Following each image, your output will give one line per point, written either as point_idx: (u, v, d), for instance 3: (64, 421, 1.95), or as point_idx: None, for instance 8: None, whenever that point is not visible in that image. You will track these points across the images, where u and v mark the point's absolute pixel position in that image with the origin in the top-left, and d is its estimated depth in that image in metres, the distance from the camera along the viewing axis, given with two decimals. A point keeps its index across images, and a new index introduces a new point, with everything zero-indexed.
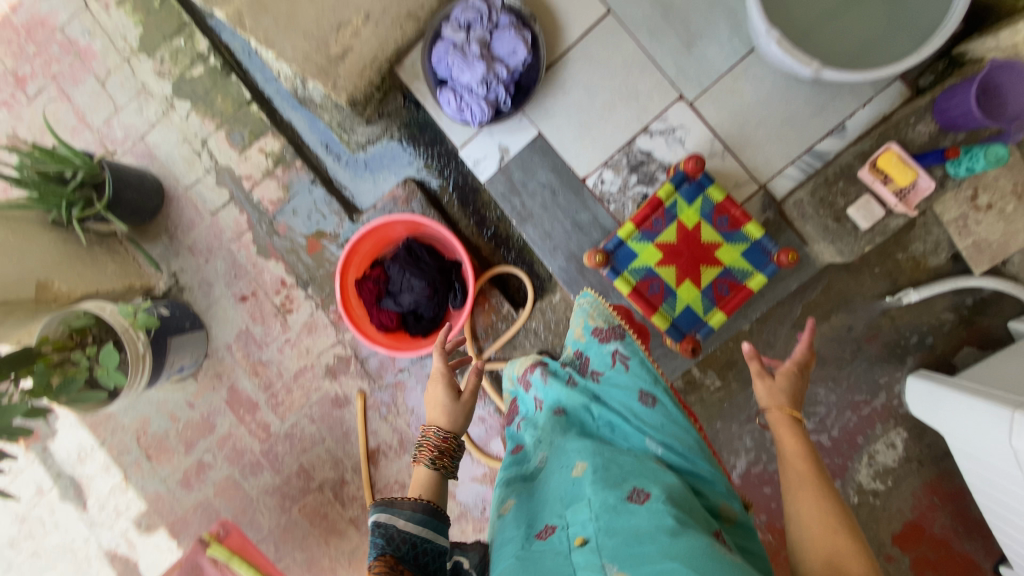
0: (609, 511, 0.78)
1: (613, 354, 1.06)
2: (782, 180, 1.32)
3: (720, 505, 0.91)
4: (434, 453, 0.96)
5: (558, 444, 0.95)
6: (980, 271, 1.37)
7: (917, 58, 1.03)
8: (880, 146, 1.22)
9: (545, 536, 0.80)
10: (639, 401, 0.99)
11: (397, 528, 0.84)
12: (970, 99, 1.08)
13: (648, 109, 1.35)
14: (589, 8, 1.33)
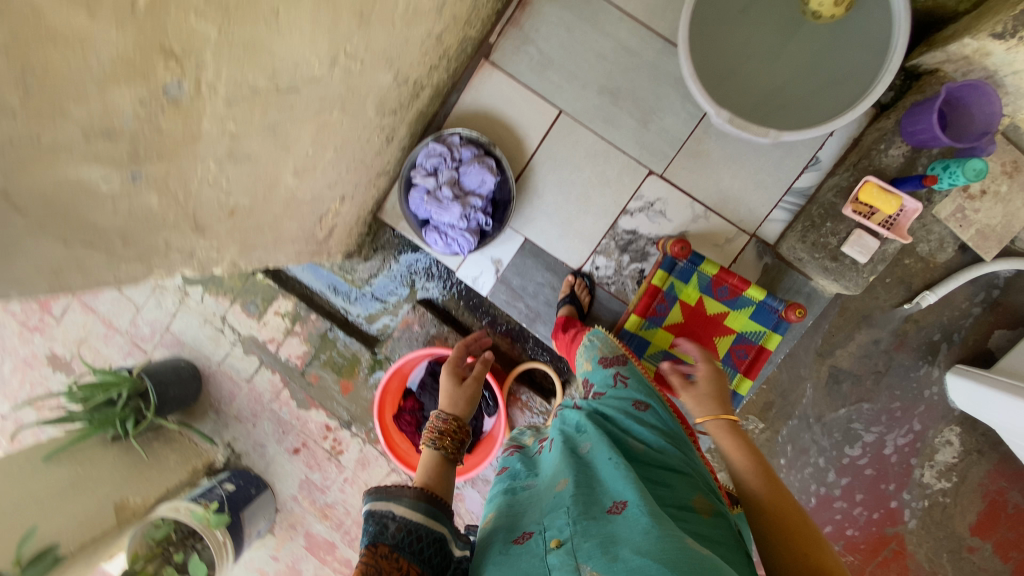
0: (588, 519, 0.72)
1: (614, 375, 1.04)
2: (771, 225, 1.34)
3: (693, 497, 0.80)
4: (436, 434, 0.96)
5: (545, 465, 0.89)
6: (991, 255, 1.36)
7: (882, 80, 1.05)
8: (858, 179, 1.20)
9: (521, 542, 0.73)
10: (633, 406, 0.96)
11: (391, 514, 0.73)
12: (934, 127, 1.09)
13: (622, 190, 1.39)
14: (541, 113, 1.38)
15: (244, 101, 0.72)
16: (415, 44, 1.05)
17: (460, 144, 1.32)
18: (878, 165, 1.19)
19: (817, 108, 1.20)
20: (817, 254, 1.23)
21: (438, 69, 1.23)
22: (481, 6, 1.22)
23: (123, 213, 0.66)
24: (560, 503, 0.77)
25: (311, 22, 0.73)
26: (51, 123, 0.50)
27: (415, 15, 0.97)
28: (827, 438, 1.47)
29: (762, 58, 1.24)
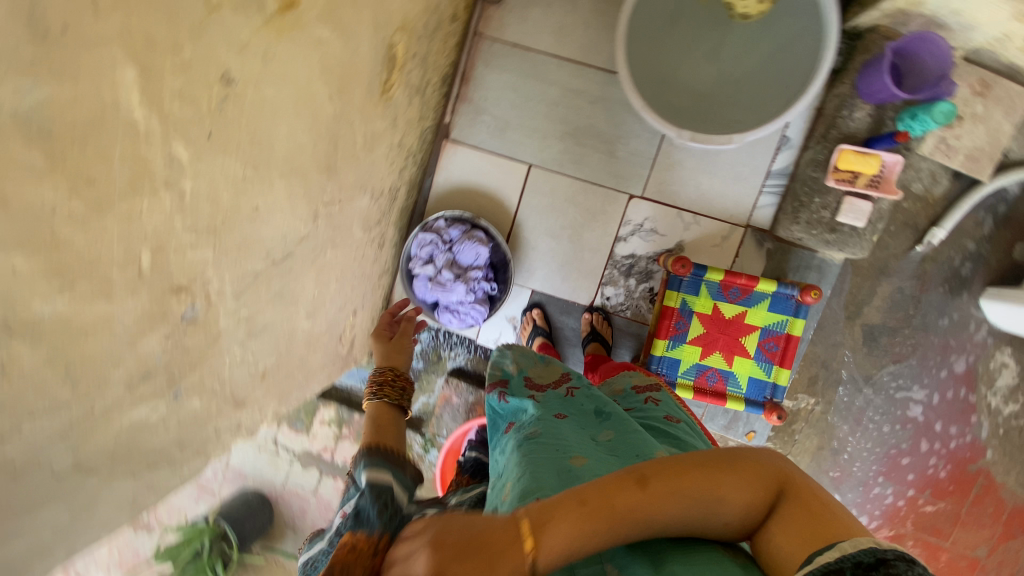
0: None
1: (647, 398, 1.00)
2: (761, 212, 1.36)
3: None
4: (376, 386, 1.01)
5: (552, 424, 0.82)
6: (988, 175, 1.35)
7: (825, 61, 1.08)
8: (832, 150, 1.22)
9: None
10: (665, 419, 0.92)
11: (386, 486, 0.75)
12: (895, 92, 1.11)
13: (609, 220, 1.42)
14: (513, 173, 1.44)
15: (250, 286, 0.78)
16: (381, 162, 1.11)
17: (447, 225, 1.37)
18: (846, 131, 1.21)
19: (769, 100, 1.23)
20: (815, 230, 1.26)
21: (406, 167, 1.30)
22: (428, 99, 1.29)
23: (174, 427, 0.71)
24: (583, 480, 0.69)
25: (287, 198, 0.79)
26: (100, 393, 0.56)
27: (373, 140, 1.04)
28: (882, 396, 1.46)
29: (700, 61, 1.27)
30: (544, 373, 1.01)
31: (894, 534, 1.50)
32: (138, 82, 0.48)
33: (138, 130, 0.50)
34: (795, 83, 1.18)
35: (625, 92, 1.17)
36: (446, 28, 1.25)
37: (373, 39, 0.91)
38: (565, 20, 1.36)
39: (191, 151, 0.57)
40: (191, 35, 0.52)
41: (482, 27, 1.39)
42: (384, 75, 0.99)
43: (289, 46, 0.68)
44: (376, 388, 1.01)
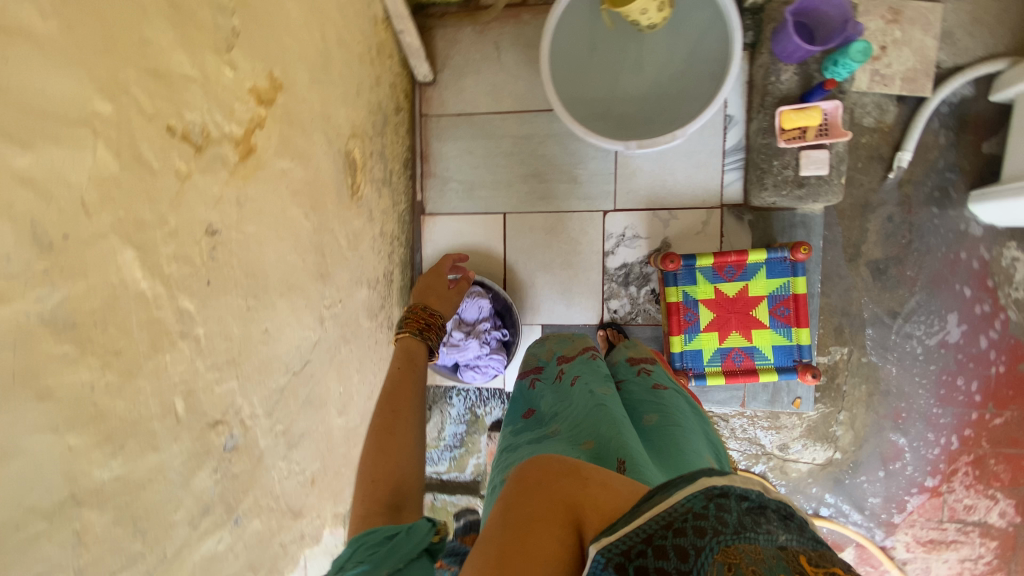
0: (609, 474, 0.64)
1: (639, 365, 1.02)
2: (729, 189, 1.40)
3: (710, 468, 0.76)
4: (420, 326, 0.86)
5: (565, 404, 0.86)
6: (930, 89, 1.39)
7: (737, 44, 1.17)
8: (773, 115, 1.27)
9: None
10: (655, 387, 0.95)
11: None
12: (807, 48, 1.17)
13: (593, 240, 1.48)
14: (491, 224, 1.52)
15: (278, 402, 0.84)
16: (369, 254, 1.19)
17: None
18: (780, 94, 1.27)
19: (699, 90, 1.30)
20: (784, 190, 1.29)
21: (393, 251, 1.39)
22: (396, 185, 1.39)
23: (242, 551, 0.75)
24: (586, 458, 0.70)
25: (291, 313, 0.86)
26: (168, 537, 0.61)
27: (355, 237, 1.12)
28: (913, 324, 1.44)
29: (629, 76, 1.35)
30: (572, 347, 1.05)
31: (974, 458, 1.45)
32: (137, 259, 0.56)
33: (147, 298, 0.57)
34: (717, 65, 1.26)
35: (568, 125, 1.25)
36: (393, 121, 1.36)
37: (330, 153, 1.01)
38: (496, 79, 1.47)
39: (196, 301, 0.65)
40: (172, 206, 0.61)
41: (426, 108, 1.51)
42: (348, 179, 1.09)
43: (257, 185, 0.77)
44: (421, 329, 0.85)
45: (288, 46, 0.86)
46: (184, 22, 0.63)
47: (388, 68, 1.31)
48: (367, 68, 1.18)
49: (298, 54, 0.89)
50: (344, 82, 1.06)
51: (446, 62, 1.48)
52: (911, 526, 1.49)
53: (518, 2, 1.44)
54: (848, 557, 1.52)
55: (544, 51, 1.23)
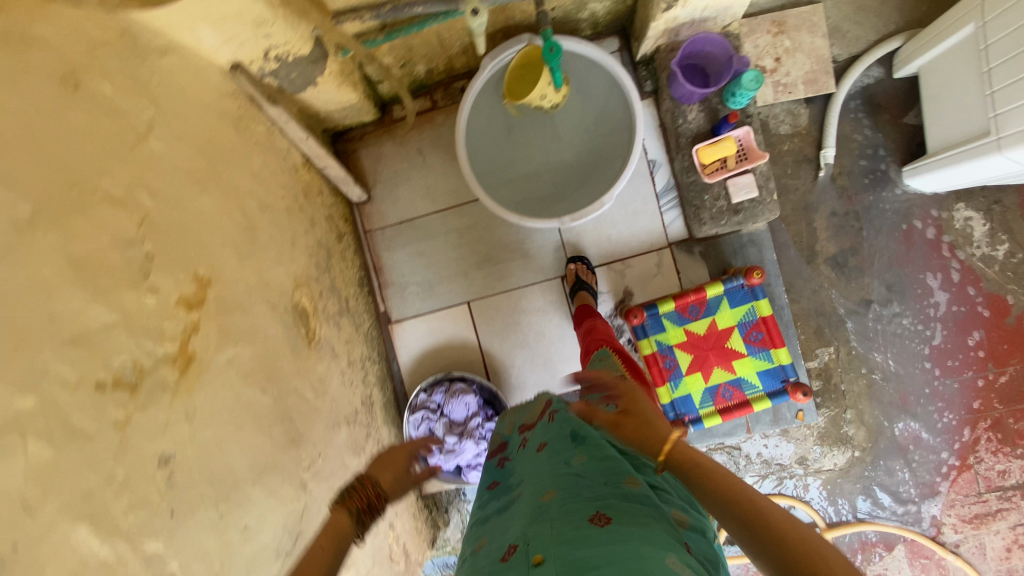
0: (571, 530, 0.69)
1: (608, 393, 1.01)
2: (673, 227, 1.43)
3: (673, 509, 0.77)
4: (361, 504, 0.76)
5: (532, 471, 0.89)
6: (833, 85, 1.44)
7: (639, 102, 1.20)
8: (692, 153, 1.31)
9: (506, 559, 0.71)
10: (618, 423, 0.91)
11: None
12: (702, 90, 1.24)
13: (558, 306, 1.49)
14: (457, 316, 1.53)
15: None
16: (341, 391, 1.19)
17: (429, 393, 1.44)
18: (692, 133, 1.31)
19: (618, 151, 1.32)
20: (723, 219, 1.31)
21: (367, 373, 1.39)
22: (356, 308, 1.40)
23: None
24: (546, 515, 0.74)
25: (268, 496, 0.86)
26: None
27: (322, 383, 1.12)
28: (890, 307, 1.45)
29: (550, 153, 1.38)
30: (532, 413, 1.06)
31: (991, 422, 1.44)
32: (91, 531, 0.57)
33: (109, 564, 0.58)
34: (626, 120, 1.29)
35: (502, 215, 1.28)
36: (338, 249, 1.39)
37: (276, 316, 1.02)
38: (427, 180, 1.52)
39: (163, 539, 0.65)
40: (117, 460, 0.62)
41: (368, 223, 1.54)
42: (301, 330, 1.10)
43: (204, 389, 0.78)
44: (362, 509, 0.76)
45: (210, 239, 0.89)
46: (93, 277, 0.65)
47: (321, 204, 1.35)
48: (297, 215, 1.21)
49: (222, 241, 0.92)
50: (276, 242, 1.09)
51: (376, 177, 1.53)
52: (952, 506, 1.45)
53: (429, 106, 1.50)
54: (901, 556, 1.46)
55: (461, 153, 1.28)
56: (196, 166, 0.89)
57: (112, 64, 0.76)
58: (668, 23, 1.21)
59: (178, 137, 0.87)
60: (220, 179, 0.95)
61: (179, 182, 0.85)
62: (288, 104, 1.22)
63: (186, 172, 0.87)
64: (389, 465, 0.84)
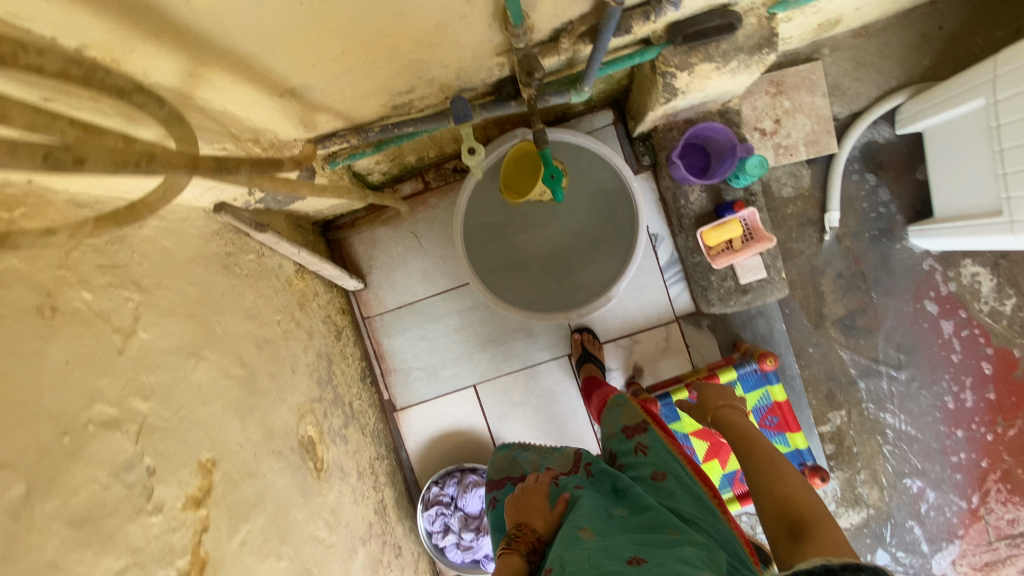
0: (608, 563, 0.71)
1: (636, 446, 1.00)
2: (679, 300, 1.40)
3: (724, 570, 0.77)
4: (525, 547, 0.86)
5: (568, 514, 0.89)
6: (835, 145, 1.40)
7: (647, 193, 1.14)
8: (696, 236, 1.27)
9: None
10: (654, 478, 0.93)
11: None
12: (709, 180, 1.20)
13: (566, 387, 1.46)
14: (464, 399, 1.49)
15: None
16: (353, 512, 1.17)
17: (442, 487, 1.42)
18: (695, 214, 1.27)
19: (622, 235, 1.26)
20: (731, 300, 1.28)
21: (377, 473, 1.36)
22: (360, 408, 1.37)
23: None
24: (582, 547, 0.76)
25: None
26: None
27: (334, 515, 1.09)
28: (899, 366, 1.44)
29: (549, 234, 1.29)
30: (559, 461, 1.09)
31: (1001, 473, 1.44)
32: None
33: None
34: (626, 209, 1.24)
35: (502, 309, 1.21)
36: (338, 350, 1.34)
37: (284, 463, 0.99)
38: (424, 264, 1.46)
39: None
40: None
41: (366, 310, 1.49)
42: (310, 463, 1.07)
43: None
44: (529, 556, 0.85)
45: (210, 413, 0.84)
46: (96, 529, 0.61)
47: (317, 308, 1.30)
48: (295, 335, 1.17)
49: (222, 409, 0.87)
50: (276, 377, 1.05)
51: (371, 263, 1.47)
52: (964, 556, 1.46)
53: (422, 188, 1.45)
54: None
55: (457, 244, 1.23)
56: (188, 337, 0.84)
57: (89, 264, 0.71)
58: (667, 108, 1.15)
59: (166, 313, 0.81)
60: (213, 338, 0.90)
61: (172, 365, 0.80)
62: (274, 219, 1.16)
63: (177, 350, 0.81)
64: (538, 513, 0.91)
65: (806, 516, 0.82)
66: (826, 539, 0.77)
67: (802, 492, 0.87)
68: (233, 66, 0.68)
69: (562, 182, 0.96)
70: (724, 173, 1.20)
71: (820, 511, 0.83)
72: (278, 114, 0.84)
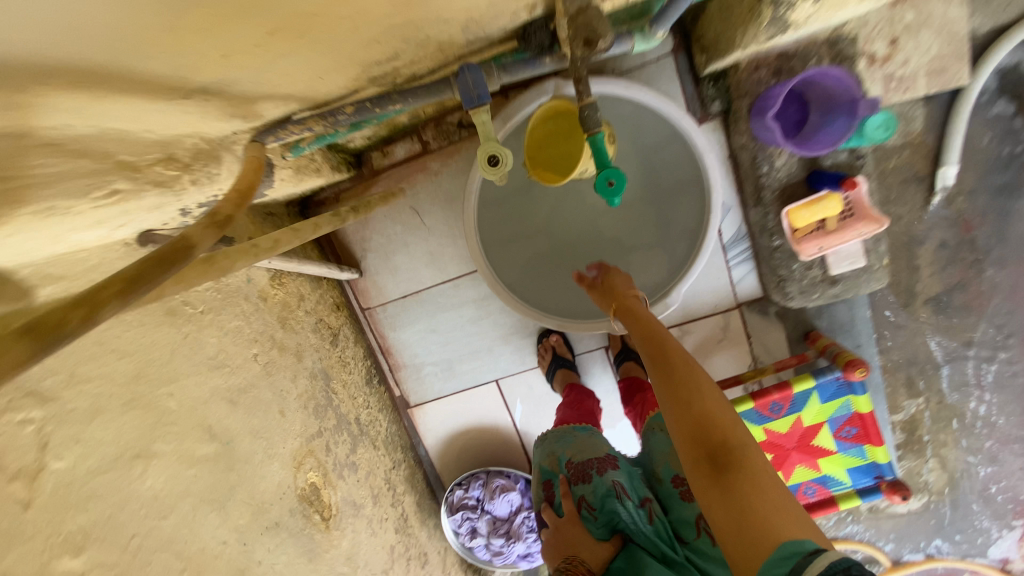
0: None
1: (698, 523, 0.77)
2: (743, 283, 1.14)
3: None
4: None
5: None
6: (967, 74, 1.03)
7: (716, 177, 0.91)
8: (780, 214, 0.98)
9: None
10: None
11: None
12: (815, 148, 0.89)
13: (603, 382, 1.26)
14: (485, 396, 1.30)
15: None
16: (369, 545, 1.05)
17: (466, 489, 1.31)
18: (778, 186, 0.97)
19: (670, 214, 1.03)
20: (814, 293, 1.03)
21: (394, 485, 1.23)
22: (369, 417, 1.20)
23: None
24: None
25: None
26: None
27: (350, 562, 0.97)
28: (997, 349, 1.22)
29: (576, 210, 1.08)
30: (583, 450, 0.89)
31: None
32: None
33: None
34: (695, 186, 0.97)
35: (529, 314, 1.02)
36: (336, 358, 1.14)
37: (284, 534, 0.83)
38: (430, 246, 1.19)
39: None
40: None
41: (365, 301, 1.25)
42: (315, 517, 0.92)
43: None
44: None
45: (175, 522, 0.66)
46: None
47: (304, 315, 1.07)
48: (279, 363, 0.95)
49: (193, 509, 0.69)
50: (261, 431, 0.86)
51: (365, 245, 1.21)
52: None
53: (419, 150, 1.13)
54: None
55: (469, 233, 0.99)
56: (129, 436, 0.63)
57: None
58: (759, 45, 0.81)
59: (88, 417, 0.59)
60: (167, 419, 0.69)
61: (108, 487, 0.59)
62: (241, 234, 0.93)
63: (115, 463, 0.61)
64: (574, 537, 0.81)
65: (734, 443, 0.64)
66: (758, 468, 0.62)
67: (720, 408, 0.68)
68: (77, 80, 0.38)
69: (625, 188, 0.66)
70: (835, 140, 0.89)
71: (740, 428, 0.66)
72: (192, 116, 0.54)
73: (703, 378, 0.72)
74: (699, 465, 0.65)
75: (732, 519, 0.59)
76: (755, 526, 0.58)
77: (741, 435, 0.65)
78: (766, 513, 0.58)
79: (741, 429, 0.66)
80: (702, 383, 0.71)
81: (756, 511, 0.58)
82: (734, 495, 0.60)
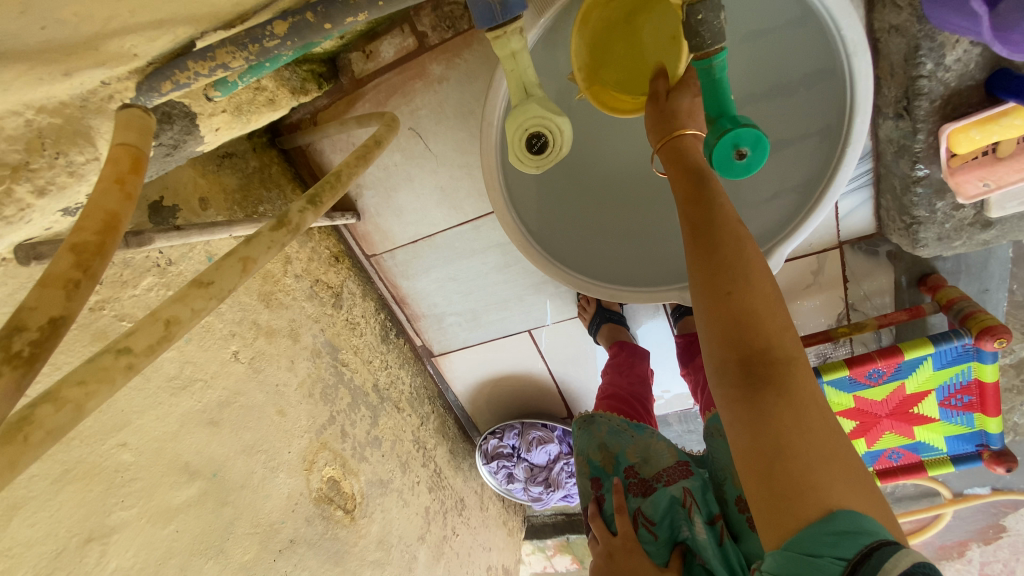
0: None
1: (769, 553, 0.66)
2: (852, 216, 0.88)
3: None
4: None
5: None
6: None
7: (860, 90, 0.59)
8: (944, 136, 0.68)
9: None
10: None
11: None
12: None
13: (655, 332, 1.07)
14: (518, 345, 1.14)
15: None
16: (399, 518, 0.98)
17: (501, 438, 1.21)
18: (942, 93, 0.65)
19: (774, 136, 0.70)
20: (957, 239, 0.77)
21: (423, 443, 1.14)
22: (389, 378, 1.07)
23: None
24: None
25: None
26: None
27: (377, 546, 0.91)
28: None
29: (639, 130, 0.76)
30: (643, 456, 0.77)
31: None
32: None
33: None
34: (829, 100, 0.63)
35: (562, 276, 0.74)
36: (341, 323, 0.97)
37: (302, 549, 0.76)
38: (440, 179, 0.92)
39: None
40: None
41: (369, 247, 1.03)
42: (334, 516, 0.82)
43: None
44: None
45: None
46: None
47: (296, 280, 0.87)
48: (269, 353, 0.78)
49: (181, 570, 0.60)
50: (258, 444, 0.72)
51: (359, 180, 0.95)
52: None
53: (413, 48, 0.81)
54: (1021, 520, 1.21)
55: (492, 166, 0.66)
56: (70, 521, 0.50)
57: None
58: None
59: (4, 520, 0.46)
60: (124, 477, 0.55)
61: None
62: (185, 197, 0.71)
63: (60, 561, 0.50)
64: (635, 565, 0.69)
65: (782, 355, 0.43)
66: (807, 403, 0.42)
67: (772, 299, 0.45)
68: None
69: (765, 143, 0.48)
70: None
71: (792, 335, 0.45)
72: None
73: (754, 261, 0.46)
74: (725, 392, 0.45)
75: (760, 467, 0.42)
76: (798, 486, 0.41)
77: (788, 350, 0.44)
78: (814, 471, 0.41)
79: (790, 341, 0.44)
80: (751, 269, 0.45)
81: (802, 468, 0.41)
82: (771, 433, 0.42)
